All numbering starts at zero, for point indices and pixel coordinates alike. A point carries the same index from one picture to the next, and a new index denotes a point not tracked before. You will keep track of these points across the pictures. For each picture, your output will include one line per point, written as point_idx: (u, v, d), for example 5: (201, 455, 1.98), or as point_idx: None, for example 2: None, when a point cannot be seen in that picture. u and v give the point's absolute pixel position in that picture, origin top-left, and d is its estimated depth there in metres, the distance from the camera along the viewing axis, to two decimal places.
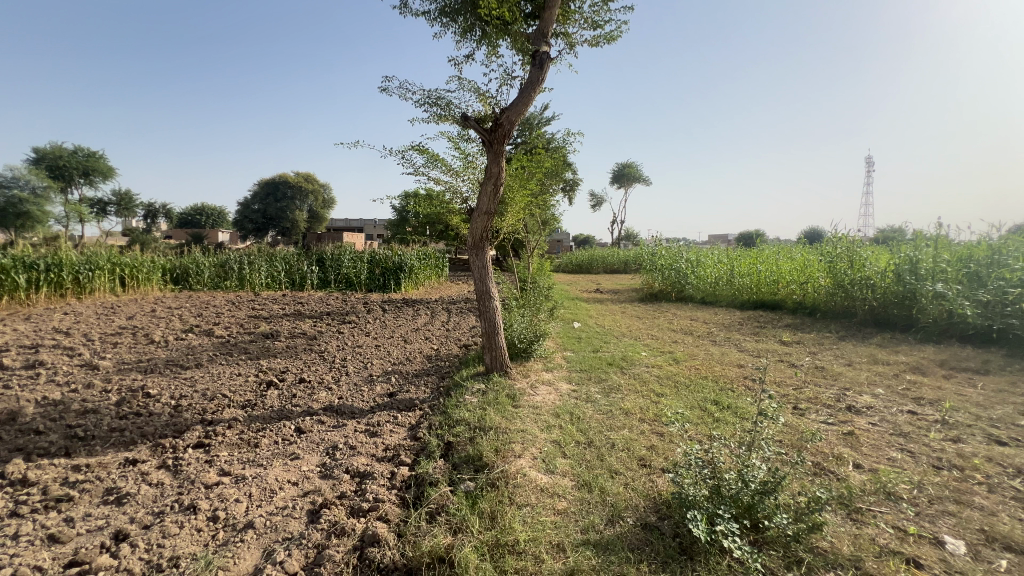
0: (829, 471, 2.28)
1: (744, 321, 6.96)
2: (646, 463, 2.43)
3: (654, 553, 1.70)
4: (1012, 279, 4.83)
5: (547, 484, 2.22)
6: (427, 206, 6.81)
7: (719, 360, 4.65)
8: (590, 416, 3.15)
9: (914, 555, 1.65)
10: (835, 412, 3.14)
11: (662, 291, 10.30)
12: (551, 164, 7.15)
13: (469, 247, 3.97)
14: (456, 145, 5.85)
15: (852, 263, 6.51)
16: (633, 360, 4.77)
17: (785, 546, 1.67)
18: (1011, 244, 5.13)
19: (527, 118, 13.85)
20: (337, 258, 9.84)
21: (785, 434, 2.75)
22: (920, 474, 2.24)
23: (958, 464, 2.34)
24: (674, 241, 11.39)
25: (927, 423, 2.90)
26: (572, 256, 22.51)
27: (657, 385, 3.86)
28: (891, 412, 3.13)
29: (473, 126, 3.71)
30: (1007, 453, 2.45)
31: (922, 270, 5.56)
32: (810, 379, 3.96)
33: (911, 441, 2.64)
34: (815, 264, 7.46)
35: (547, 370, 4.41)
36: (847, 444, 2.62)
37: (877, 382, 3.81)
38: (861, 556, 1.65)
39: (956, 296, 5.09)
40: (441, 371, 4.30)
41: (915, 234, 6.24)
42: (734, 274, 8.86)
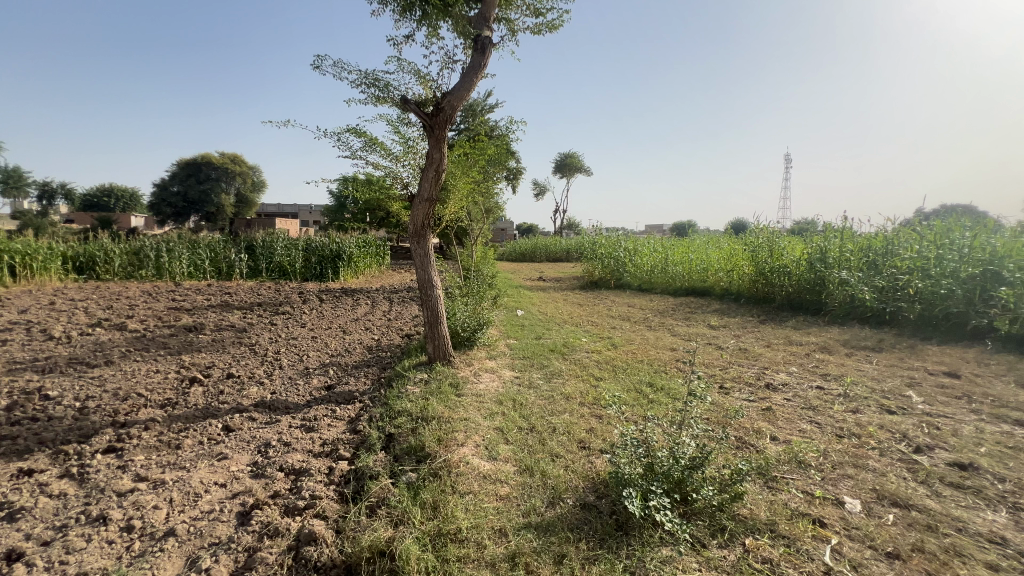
0: (750, 444, 2.48)
1: (676, 307, 7.35)
2: (586, 445, 2.51)
3: (593, 531, 1.76)
4: (902, 267, 5.41)
5: (489, 470, 2.24)
6: (366, 191, 6.55)
7: (654, 344, 4.90)
8: (532, 401, 3.22)
9: (819, 516, 1.83)
10: (756, 390, 3.41)
11: (602, 278, 10.62)
12: (494, 151, 7.09)
13: (410, 234, 3.88)
14: (396, 129, 5.65)
15: (772, 252, 7.06)
16: (575, 346, 4.91)
17: (710, 516, 1.80)
18: (902, 235, 5.75)
19: (470, 104, 13.65)
20: (269, 245, 9.27)
21: (712, 412, 2.94)
22: (826, 443, 2.49)
23: (856, 432, 2.62)
24: (613, 230, 11.77)
25: (832, 396, 3.23)
26: (516, 245, 22.69)
27: (597, 369, 4.00)
28: (803, 387, 3.45)
29: (414, 110, 3.58)
30: (895, 420, 2.77)
31: (830, 258, 6.14)
32: (734, 360, 4.27)
33: (818, 414, 2.93)
34: (740, 253, 7.99)
35: (490, 358, 4.43)
36: (765, 418, 2.86)
37: (791, 361, 4.19)
38: (776, 519, 1.81)
39: (858, 283, 5.66)
40: (382, 361, 4.19)
41: (825, 226, 6.85)
42: (668, 263, 9.31)
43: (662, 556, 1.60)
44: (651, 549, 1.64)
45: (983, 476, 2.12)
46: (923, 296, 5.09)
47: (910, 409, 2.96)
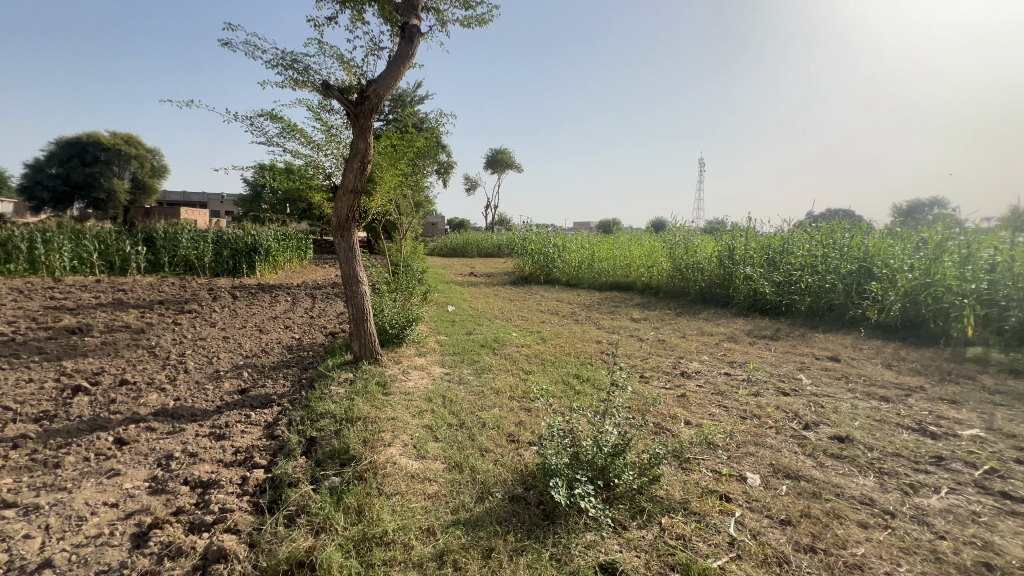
0: (667, 428, 2.65)
1: (602, 301, 7.66)
2: (515, 438, 2.55)
3: (521, 522, 1.79)
4: (795, 263, 6.05)
5: (418, 469, 2.20)
6: (285, 180, 6.13)
7: (581, 337, 5.08)
8: (462, 397, 3.20)
9: (725, 491, 2.01)
10: (672, 378, 3.65)
11: (532, 274, 10.80)
12: (423, 144, 6.93)
13: (333, 228, 3.69)
14: (317, 115, 5.34)
15: (687, 249, 7.58)
16: (505, 340, 4.95)
17: (631, 499, 1.90)
18: (796, 235, 6.41)
19: (398, 94, 13.22)
20: (172, 237, 8.39)
21: (633, 400, 3.10)
22: (732, 424, 2.73)
23: (756, 413, 2.90)
24: (543, 226, 11.99)
25: (737, 381, 3.54)
26: (447, 239, 22.44)
27: (526, 363, 4.07)
28: (713, 374, 3.76)
29: (337, 96, 3.40)
30: (788, 401, 3.11)
31: (737, 255, 6.71)
32: (653, 350, 4.54)
33: (726, 398, 3.19)
34: (659, 250, 8.48)
35: (419, 356, 4.34)
36: (680, 404, 3.07)
37: (703, 350, 4.53)
38: (688, 498, 1.95)
39: (759, 278, 6.25)
40: (303, 362, 3.96)
41: (732, 226, 7.47)
42: (595, 259, 9.66)
43: (586, 541, 1.67)
44: (577, 536, 1.70)
45: (856, 446, 2.43)
46: (813, 290, 5.72)
47: (801, 390, 3.32)
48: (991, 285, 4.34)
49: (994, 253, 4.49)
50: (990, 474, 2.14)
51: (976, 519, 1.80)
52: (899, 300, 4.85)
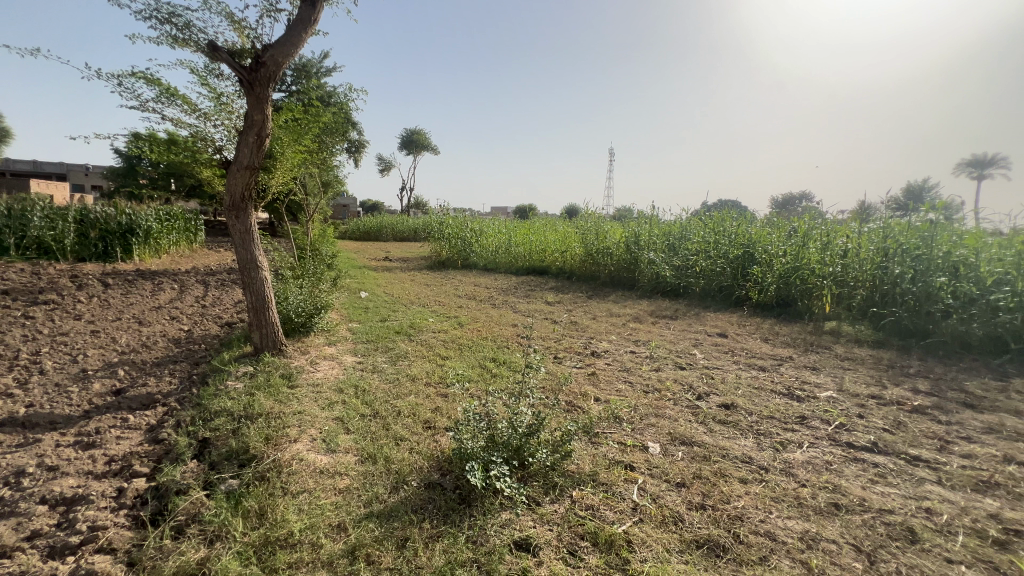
0: (578, 406, 2.79)
1: (518, 285, 7.79)
2: (431, 425, 2.52)
3: (436, 509, 1.78)
4: (691, 249, 6.61)
5: (327, 464, 2.09)
6: (165, 151, 5.40)
7: (498, 321, 5.13)
8: (376, 386, 3.10)
9: (630, 461, 2.16)
10: (583, 357, 3.84)
11: (449, 258, 10.67)
12: (330, 119, 6.47)
13: (225, 208, 3.33)
14: (202, 80, 4.74)
15: (598, 235, 7.95)
16: (421, 326, 4.85)
17: (544, 476, 1.97)
18: (692, 223, 6.98)
19: (302, 64, 12.19)
20: (19, 216, 7.07)
21: (547, 381, 3.21)
22: (636, 399, 2.94)
23: (657, 386, 3.15)
24: (460, 210, 11.83)
25: (642, 358, 3.82)
26: (359, 223, 21.38)
27: (443, 348, 4.03)
28: (620, 352, 4.01)
29: (226, 60, 3.03)
30: (685, 374, 3.41)
31: (642, 241, 7.16)
32: (566, 332, 4.73)
33: (631, 374, 3.42)
34: (573, 236, 8.79)
35: (329, 345, 4.11)
36: (591, 382, 3.25)
37: (612, 330, 4.81)
38: (597, 470, 2.07)
39: (661, 262, 6.75)
40: (193, 356, 3.56)
41: (638, 213, 7.94)
42: (512, 244, 9.77)
43: (501, 521, 1.71)
44: (492, 516, 1.73)
45: (739, 412, 2.74)
46: (706, 274, 6.31)
47: (695, 364, 3.66)
48: (843, 267, 4.97)
49: (846, 240, 5.15)
50: (840, 428, 2.53)
51: (828, 467, 2.12)
52: (775, 282, 5.51)
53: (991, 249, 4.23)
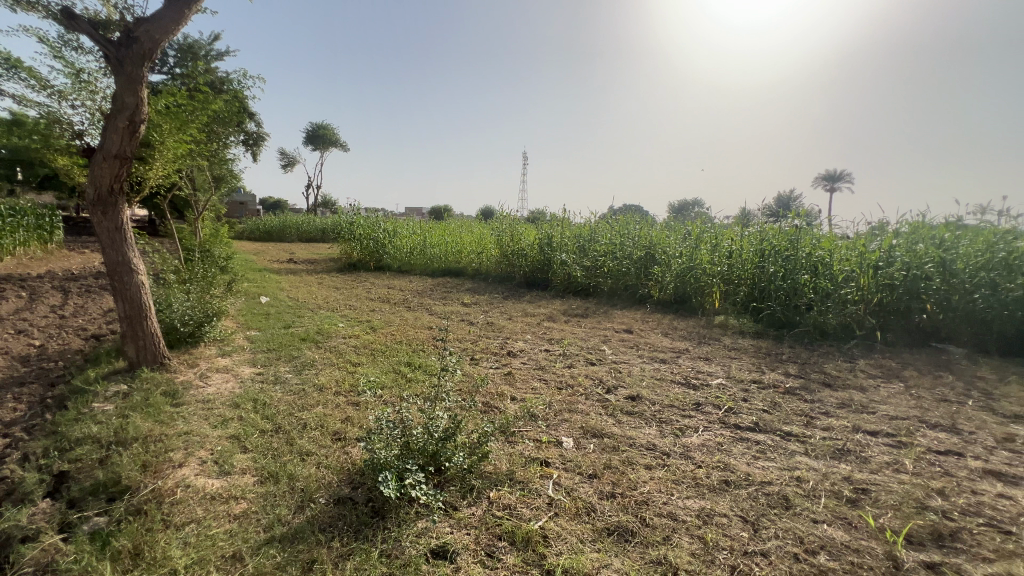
0: (494, 406, 2.80)
1: (434, 287, 7.66)
2: (341, 436, 2.38)
3: (347, 525, 1.68)
4: (599, 250, 6.97)
5: (220, 488, 1.89)
6: (5, 134, 4.54)
7: (412, 324, 5.00)
8: (278, 398, 2.86)
9: (545, 457, 2.21)
10: (499, 357, 3.87)
11: (360, 260, 10.21)
12: (220, 106, 5.86)
13: (88, 202, 2.86)
14: (56, 52, 4.06)
15: (513, 236, 8.08)
16: (329, 332, 4.58)
17: (461, 479, 1.96)
18: (600, 226, 7.35)
19: (187, 44, 10.93)
20: None
21: (463, 383, 3.19)
22: (551, 396, 3.03)
23: (570, 382, 3.27)
24: (372, 209, 11.35)
25: (555, 356, 3.94)
26: (258, 221, 19.67)
27: (353, 354, 3.83)
28: (535, 351, 4.11)
29: (86, 31, 2.62)
30: (595, 369, 3.58)
31: (554, 243, 7.40)
32: (482, 333, 4.74)
33: (546, 372, 3.52)
34: (488, 237, 8.84)
35: (223, 356, 3.72)
36: (507, 382, 3.28)
37: (527, 330, 4.91)
38: (514, 468, 2.10)
39: (572, 263, 7.04)
40: (48, 376, 3.03)
41: (550, 216, 8.20)
42: (427, 245, 9.58)
43: (417, 530, 1.66)
44: (408, 527, 1.67)
45: (644, 403, 2.93)
46: (613, 274, 6.69)
47: (604, 359, 3.86)
48: (729, 267, 5.55)
49: (731, 242, 5.75)
50: (728, 411, 2.81)
51: (720, 448, 2.34)
52: (673, 280, 6.00)
53: (841, 250, 4.97)
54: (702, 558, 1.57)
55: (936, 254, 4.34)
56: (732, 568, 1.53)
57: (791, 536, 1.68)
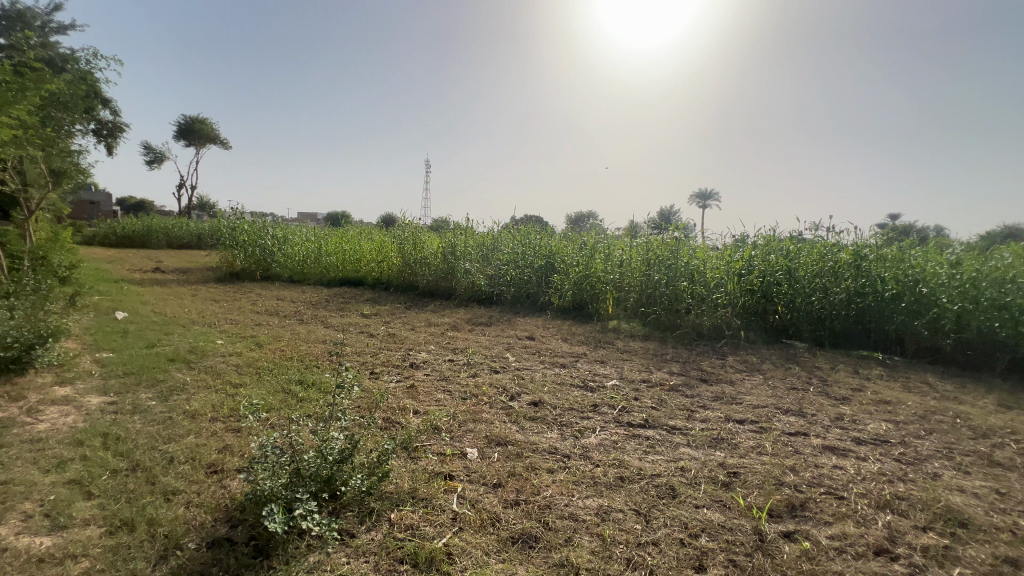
0: (396, 422, 2.69)
1: (331, 298, 7.19)
2: (217, 468, 2.11)
3: (224, 570, 1.49)
4: (503, 259, 7.08)
5: (53, 548, 1.56)
6: None
7: (305, 339, 4.63)
8: (137, 430, 2.46)
9: (450, 471, 2.17)
10: (402, 370, 3.73)
11: (244, 269, 9.25)
12: (58, 88, 4.94)
13: None
14: None
15: (415, 245, 7.88)
16: (205, 350, 4.06)
17: (359, 503, 1.84)
18: (503, 234, 7.47)
19: (15, 11, 9.10)
20: None
21: (362, 399, 3.01)
22: (455, 406, 2.98)
23: (474, 392, 3.26)
24: (257, 213, 10.35)
25: (459, 366, 3.90)
26: (113, 224, 16.93)
27: (234, 374, 3.43)
28: (439, 361, 4.03)
29: None
30: (499, 377, 3.61)
31: (458, 251, 7.38)
32: (383, 345, 4.54)
33: (450, 383, 3.46)
34: (389, 245, 8.53)
35: (61, 384, 3.11)
36: (409, 395, 3.17)
37: (431, 340, 4.81)
38: (416, 485, 2.02)
39: (476, 272, 7.07)
40: None
41: (453, 224, 8.15)
42: (322, 253, 8.97)
43: (308, 565, 1.52)
44: (297, 563, 1.53)
45: (546, 408, 3.01)
46: (516, 282, 6.83)
47: (507, 367, 3.91)
48: (620, 275, 5.96)
49: (622, 252, 6.19)
50: (622, 410, 3.00)
51: (615, 446, 2.48)
52: (571, 288, 6.29)
53: (712, 259, 5.60)
54: (601, 555, 1.64)
55: (784, 263, 5.08)
56: (628, 560, 1.62)
57: (677, 523, 1.83)
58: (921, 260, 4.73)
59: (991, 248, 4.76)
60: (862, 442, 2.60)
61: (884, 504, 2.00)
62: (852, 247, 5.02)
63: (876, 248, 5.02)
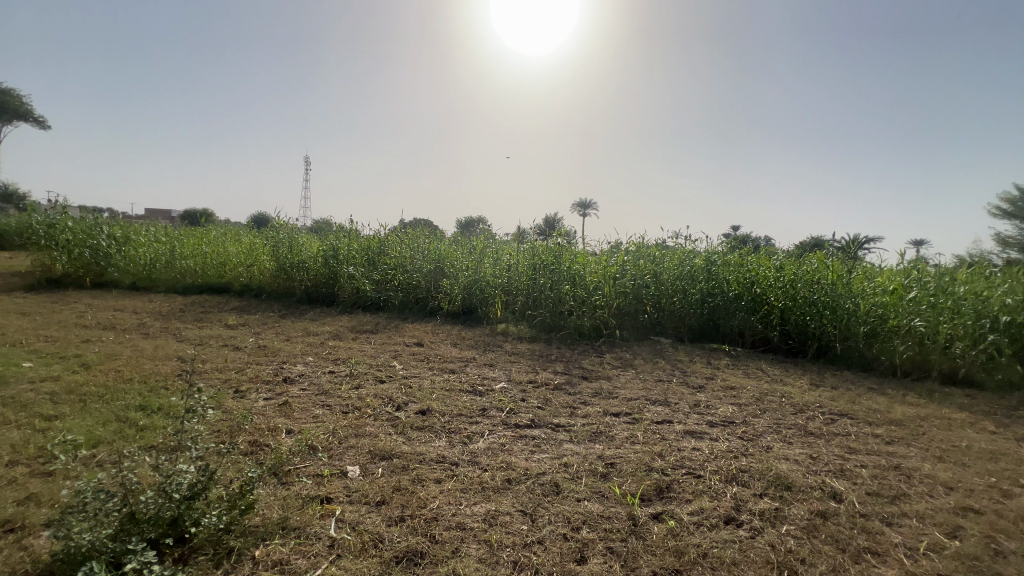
0: (264, 445, 2.41)
1: (186, 308, 6.25)
2: (17, 525, 1.68)
3: None
4: (390, 263, 6.82)
5: None
6: None
7: (150, 356, 3.95)
8: None
9: (327, 493, 1.99)
10: (273, 386, 3.36)
11: (68, 274, 7.64)
12: None
13: None
14: None
15: (291, 247, 7.21)
16: (5, 376, 3.24)
17: (215, 544, 1.61)
18: (390, 237, 7.18)
19: None
20: None
21: (223, 423, 2.64)
22: (335, 422, 2.77)
23: (357, 405, 3.06)
24: (86, 207, 8.62)
25: (341, 378, 3.64)
26: None
27: (47, 405, 2.79)
28: (317, 374, 3.72)
29: None
30: (385, 387, 3.44)
31: (340, 255, 6.92)
32: (252, 358, 4.06)
33: (329, 397, 3.20)
34: (260, 248, 7.70)
35: None
36: (282, 413, 2.87)
37: (309, 351, 4.42)
38: (288, 514, 1.83)
39: (360, 276, 6.71)
40: None
41: (335, 226, 7.63)
42: (175, 255, 7.77)
43: None
44: None
45: (434, 416, 2.94)
46: (404, 287, 6.62)
47: (394, 375, 3.75)
48: (509, 279, 6.10)
49: (509, 257, 6.33)
50: (509, 412, 3.05)
51: (502, 449, 2.51)
52: (461, 292, 6.28)
53: (591, 264, 5.99)
54: (488, 562, 1.63)
55: (651, 268, 5.63)
56: (514, 563, 1.64)
57: (560, 518, 1.90)
58: (755, 265, 5.57)
59: (804, 255, 5.77)
60: (713, 424, 2.97)
61: (731, 477, 2.30)
62: (704, 254, 5.76)
63: (723, 255, 5.79)
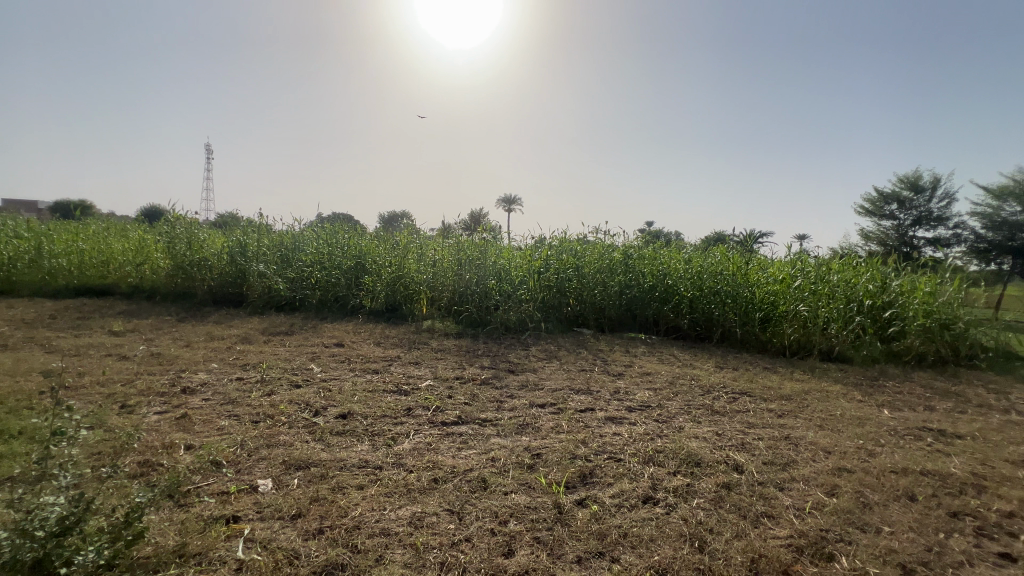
0: (157, 465, 2.15)
1: (58, 314, 5.42)
2: None
3: None
4: (307, 259, 6.40)
5: None
6: None
7: (10, 372, 3.36)
8: None
9: (234, 512, 1.83)
10: (169, 398, 3.01)
11: None
12: None
13: None
14: None
15: (190, 243, 6.51)
16: None
17: None
18: (305, 233, 6.74)
19: None
20: None
21: (105, 443, 2.32)
22: (243, 433, 2.54)
23: (269, 412, 2.83)
24: None
25: (250, 385, 3.35)
26: None
27: None
28: (222, 382, 3.39)
29: None
30: (301, 392, 3.22)
31: (249, 251, 6.38)
32: (143, 368, 3.61)
33: (237, 406, 2.94)
34: (153, 244, 6.88)
35: None
36: (180, 428, 2.58)
37: (212, 357, 4.02)
38: (186, 540, 1.65)
39: (273, 274, 6.24)
40: None
41: (242, 220, 7.01)
42: (43, 254, 6.70)
43: None
44: None
45: (356, 419, 2.80)
46: (322, 285, 6.26)
47: (312, 379, 3.52)
48: (433, 275, 5.99)
49: (434, 252, 6.22)
50: (436, 410, 2.99)
51: (429, 448, 2.45)
52: (384, 290, 6.07)
53: (516, 259, 6.06)
54: (414, 566, 1.59)
55: (574, 262, 5.81)
56: (441, 564, 1.61)
57: (488, 513, 1.90)
58: (667, 258, 5.96)
59: (709, 248, 6.28)
60: (632, 409, 3.13)
61: (648, 458, 2.43)
62: (622, 248, 6.06)
63: (638, 249, 6.13)
